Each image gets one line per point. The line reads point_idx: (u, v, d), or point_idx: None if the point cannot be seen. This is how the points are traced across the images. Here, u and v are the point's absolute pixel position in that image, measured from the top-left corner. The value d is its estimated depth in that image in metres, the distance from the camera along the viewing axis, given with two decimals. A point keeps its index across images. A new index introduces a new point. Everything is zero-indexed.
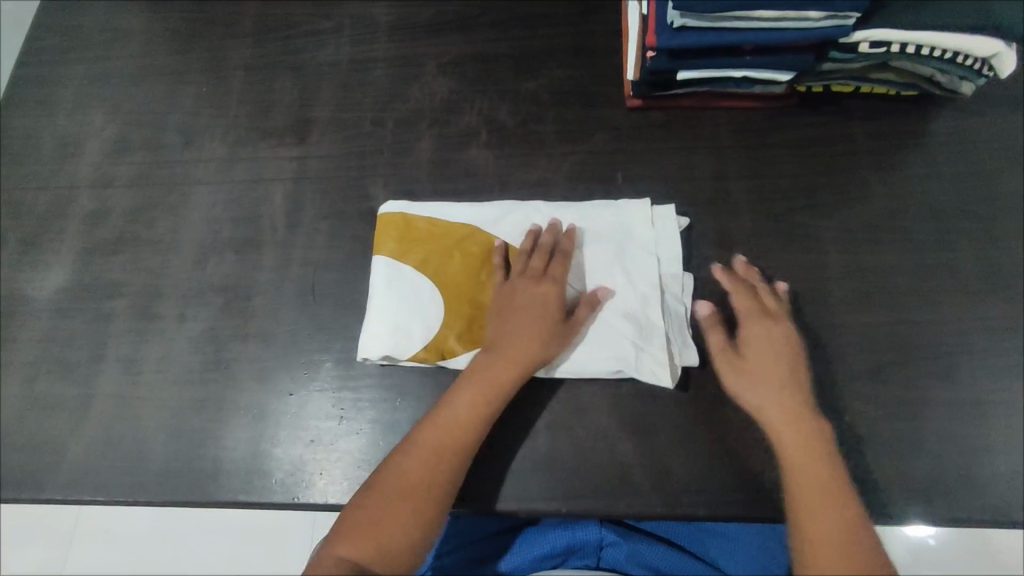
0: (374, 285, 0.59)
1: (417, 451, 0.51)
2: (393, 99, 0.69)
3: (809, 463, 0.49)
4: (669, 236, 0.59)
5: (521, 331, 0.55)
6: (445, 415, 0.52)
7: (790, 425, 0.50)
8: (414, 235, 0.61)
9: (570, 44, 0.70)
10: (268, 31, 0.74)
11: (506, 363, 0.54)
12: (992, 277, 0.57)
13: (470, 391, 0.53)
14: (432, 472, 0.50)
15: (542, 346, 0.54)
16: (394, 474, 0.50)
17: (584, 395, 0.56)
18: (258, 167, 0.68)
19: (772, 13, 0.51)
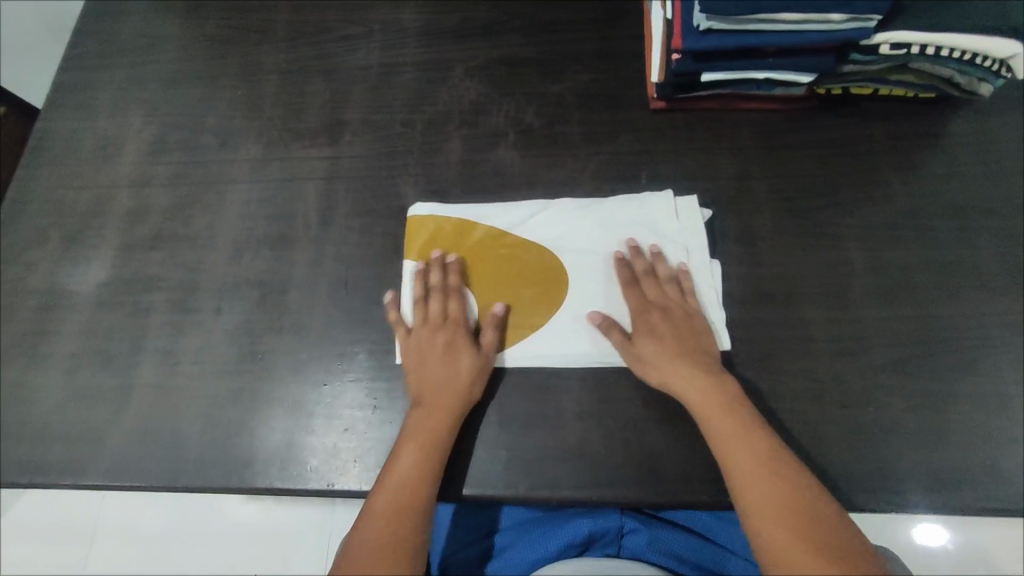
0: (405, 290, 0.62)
1: (374, 521, 0.52)
2: (422, 101, 0.71)
3: (737, 449, 0.51)
4: (694, 227, 0.61)
5: (446, 379, 0.57)
6: (393, 476, 0.53)
7: (713, 412, 0.52)
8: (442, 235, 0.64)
9: (595, 49, 0.72)
10: (301, 37, 0.77)
11: (437, 414, 0.55)
12: (1013, 273, 0.58)
13: (411, 449, 0.54)
14: (397, 537, 0.52)
15: (468, 375, 0.57)
16: (362, 547, 0.52)
17: (611, 386, 0.57)
18: (291, 166, 0.70)
19: (794, 16, 0.53)
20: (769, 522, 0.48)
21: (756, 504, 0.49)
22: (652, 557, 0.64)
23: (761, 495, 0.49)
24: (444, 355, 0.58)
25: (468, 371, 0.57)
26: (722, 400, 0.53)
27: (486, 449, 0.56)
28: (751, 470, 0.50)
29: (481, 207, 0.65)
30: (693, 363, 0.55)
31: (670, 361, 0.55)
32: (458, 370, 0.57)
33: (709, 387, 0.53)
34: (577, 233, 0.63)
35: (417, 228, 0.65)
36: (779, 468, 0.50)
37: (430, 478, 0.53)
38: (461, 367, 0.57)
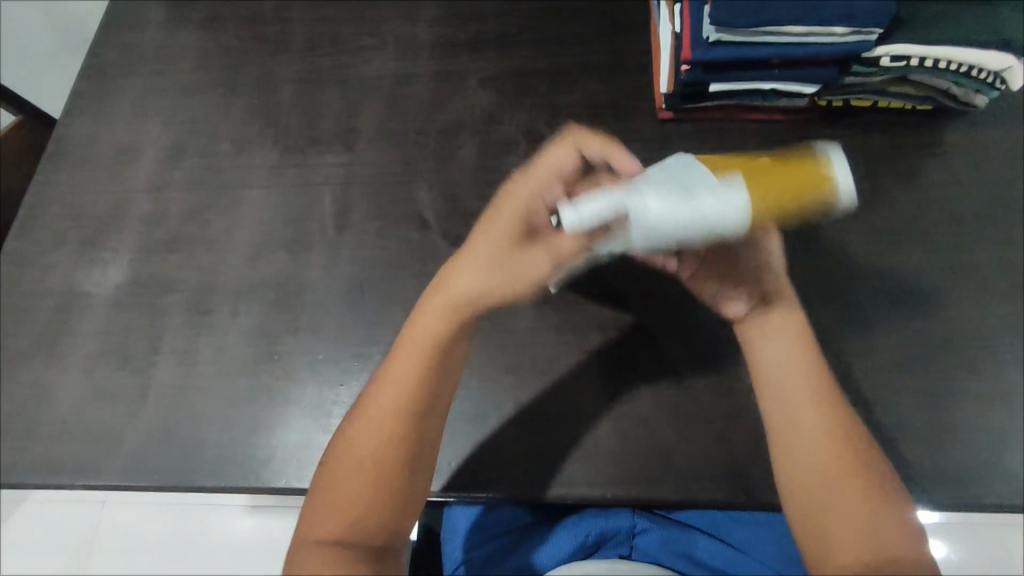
0: (690, 201, 0.41)
1: (366, 427, 0.51)
2: (435, 111, 0.73)
3: (806, 415, 0.52)
4: None
5: (473, 254, 0.53)
6: (387, 382, 0.52)
7: (791, 372, 0.53)
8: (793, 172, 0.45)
9: (603, 62, 0.74)
10: (316, 48, 0.79)
11: (440, 302, 0.52)
12: (1010, 275, 0.60)
13: (408, 353, 0.52)
14: (382, 443, 0.50)
15: (463, 287, 0.52)
16: (349, 449, 0.50)
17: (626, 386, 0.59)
18: (307, 172, 0.72)
19: (799, 28, 0.55)
20: (832, 519, 0.49)
21: (804, 473, 0.50)
22: (664, 555, 0.66)
23: (821, 489, 0.50)
24: (476, 242, 0.53)
25: (471, 274, 0.52)
26: (815, 395, 0.52)
27: (503, 448, 0.57)
28: (823, 462, 0.50)
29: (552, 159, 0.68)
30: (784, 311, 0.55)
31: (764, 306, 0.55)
32: (482, 242, 0.52)
33: (795, 345, 0.54)
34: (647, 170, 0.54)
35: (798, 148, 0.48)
36: (845, 447, 0.51)
37: (426, 370, 0.52)
38: (447, 287, 0.53)
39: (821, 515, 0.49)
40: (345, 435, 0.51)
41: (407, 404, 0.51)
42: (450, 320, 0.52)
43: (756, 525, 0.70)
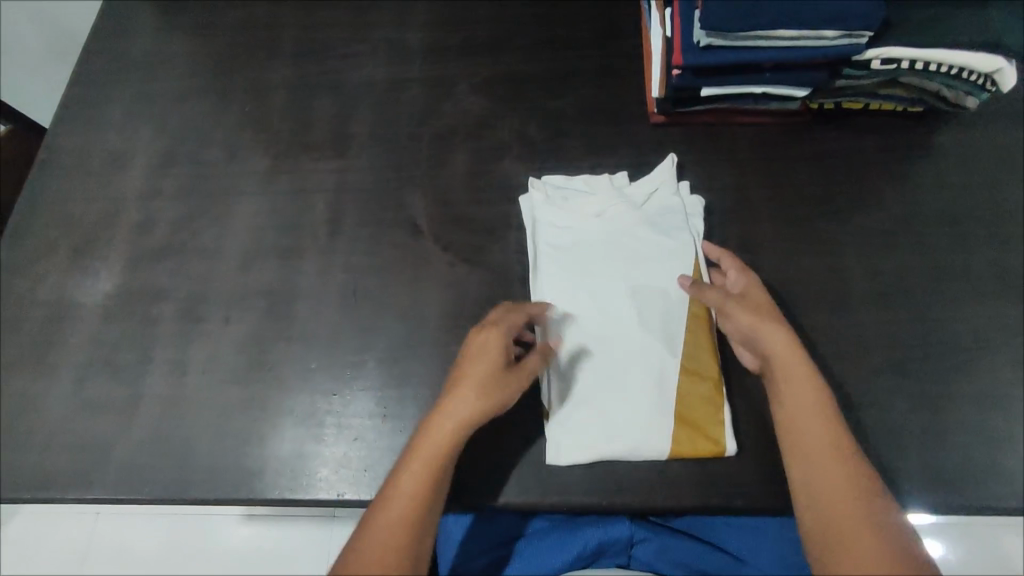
0: (598, 445, 0.55)
1: (382, 523, 0.49)
2: (427, 116, 0.73)
3: (821, 448, 0.49)
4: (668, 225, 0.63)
5: (466, 377, 0.52)
6: (398, 489, 0.50)
7: (799, 396, 0.51)
8: (704, 443, 0.55)
9: (595, 66, 0.74)
10: (307, 54, 0.79)
11: (445, 423, 0.51)
12: (1006, 277, 0.60)
13: (419, 465, 0.50)
14: (396, 546, 0.48)
15: (469, 414, 0.51)
16: (372, 540, 0.48)
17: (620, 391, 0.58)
18: (299, 179, 0.72)
19: (789, 32, 0.55)
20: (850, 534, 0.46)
21: (820, 509, 0.48)
22: (661, 564, 0.66)
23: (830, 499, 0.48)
24: (475, 382, 0.52)
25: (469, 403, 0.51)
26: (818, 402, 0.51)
27: (498, 456, 0.57)
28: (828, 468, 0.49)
29: (568, 171, 0.69)
30: (777, 339, 0.52)
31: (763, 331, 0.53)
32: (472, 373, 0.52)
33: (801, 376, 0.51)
34: (647, 278, 0.61)
35: (725, 410, 0.57)
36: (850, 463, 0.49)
37: (436, 478, 0.50)
38: (448, 411, 0.51)
39: (832, 523, 0.47)
40: (366, 531, 0.49)
41: (418, 512, 0.49)
42: (453, 444, 0.51)
43: (753, 533, 0.69)
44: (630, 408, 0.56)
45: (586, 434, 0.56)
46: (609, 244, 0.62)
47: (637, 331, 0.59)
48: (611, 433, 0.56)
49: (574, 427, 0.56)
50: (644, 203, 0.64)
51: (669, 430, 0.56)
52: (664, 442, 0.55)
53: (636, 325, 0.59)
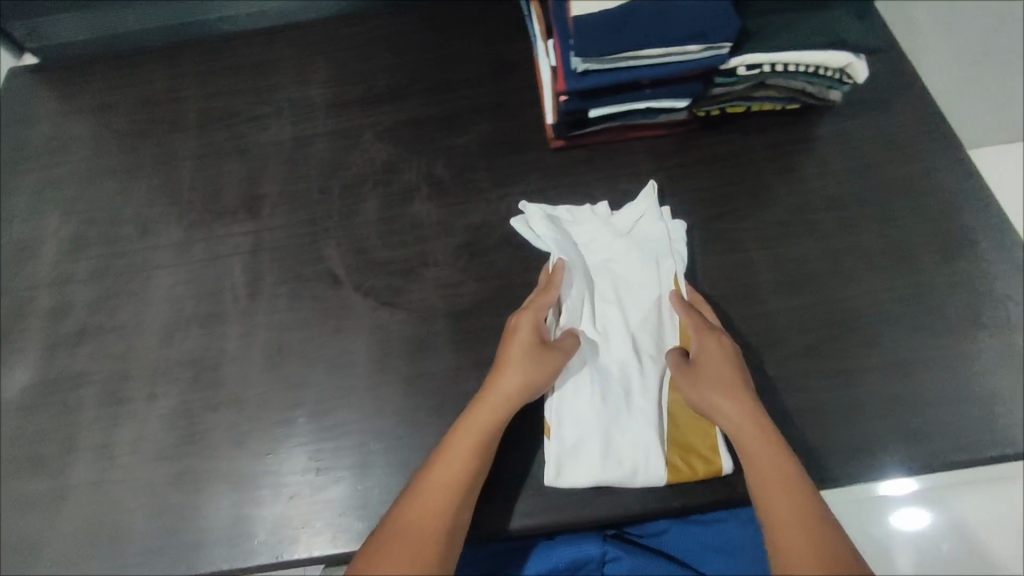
0: (599, 475, 0.57)
1: (425, 489, 0.52)
2: (336, 168, 0.75)
3: (773, 480, 0.50)
4: (655, 253, 0.63)
5: (514, 361, 0.57)
6: (445, 459, 0.53)
7: (744, 428, 0.53)
8: (697, 463, 0.58)
9: (492, 101, 0.78)
10: (213, 123, 0.81)
11: (499, 400, 0.56)
12: (893, 252, 0.64)
13: (468, 437, 0.54)
14: (436, 508, 0.51)
15: (515, 391, 0.56)
16: (409, 507, 0.51)
17: (620, 422, 0.59)
18: (214, 245, 0.72)
19: (657, 50, 0.57)
20: (794, 553, 0.46)
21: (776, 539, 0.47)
22: None
23: (783, 523, 0.48)
24: (524, 364, 0.56)
25: (519, 379, 0.56)
26: (763, 429, 0.52)
27: None
28: (778, 492, 0.49)
29: (480, 204, 0.71)
30: (724, 403, 0.54)
31: (713, 395, 0.55)
32: (512, 359, 0.57)
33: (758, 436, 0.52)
34: (636, 310, 0.62)
35: (717, 435, 0.59)
36: (800, 484, 0.49)
37: (482, 454, 0.54)
38: (499, 391, 0.56)
39: (781, 543, 0.47)
40: (405, 499, 0.52)
41: (463, 481, 0.53)
42: (498, 422, 0.55)
43: (729, 556, 0.68)
44: (631, 431, 0.58)
45: (588, 457, 0.57)
46: (598, 274, 0.64)
47: (633, 360, 0.60)
48: (611, 456, 0.57)
49: (577, 450, 0.58)
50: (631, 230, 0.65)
51: (663, 454, 0.58)
52: (659, 464, 0.57)
53: (631, 352, 0.61)
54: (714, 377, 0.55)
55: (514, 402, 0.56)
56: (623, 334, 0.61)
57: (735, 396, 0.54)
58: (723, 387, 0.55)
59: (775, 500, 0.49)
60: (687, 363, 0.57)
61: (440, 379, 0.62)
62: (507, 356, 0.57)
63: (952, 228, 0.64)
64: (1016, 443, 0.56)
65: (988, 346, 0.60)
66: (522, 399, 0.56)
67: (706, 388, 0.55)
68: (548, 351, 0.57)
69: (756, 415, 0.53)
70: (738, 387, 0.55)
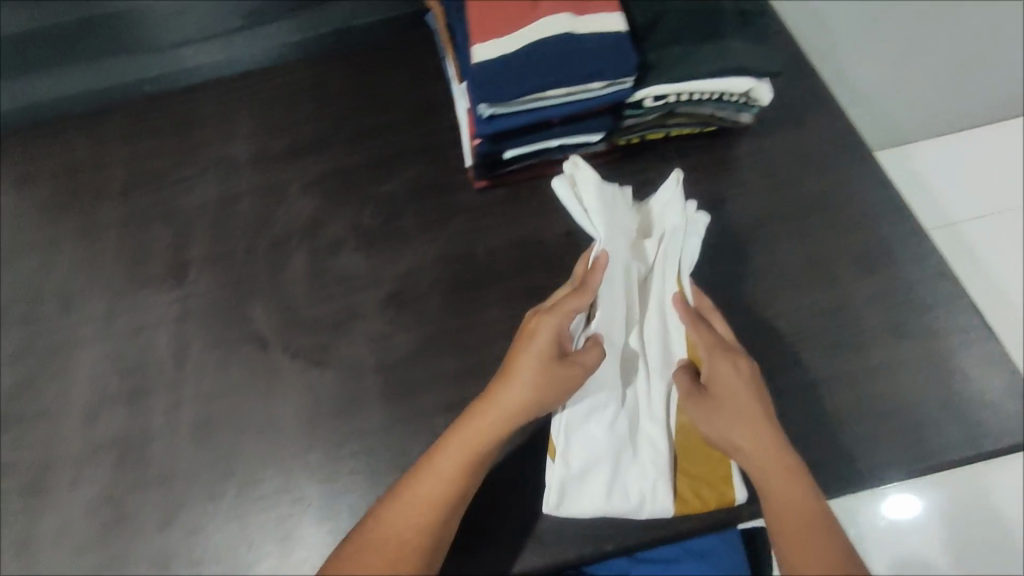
0: (605, 508, 0.56)
1: (410, 499, 0.52)
2: (262, 226, 0.74)
3: (801, 532, 0.50)
4: (667, 256, 0.59)
5: (526, 375, 0.53)
6: (435, 467, 0.53)
7: (773, 473, 0.52)
8: (707, 493, 0.57)
9: (418, 145, 0.77)
10: (135, 188, 0.79)
11: (501, 412, 0.54)
12: (815, 267, 0.64)
13: (460, 447, 0.54)
14: (417, 521, 0.52)
15: (520, 406, 0.53)
16: (392, 515, 0.52)
17: (630, 448, 0.57)
18: (138, 317, 0.70)
19: (561, 90, 0.58)
20: None
21: None
22: None
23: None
24: (535, 379, 0.53)
25: (526, 395, 0.53)
26: (792, 472, 0.52)
27: None
28: (806, 547, 0.50)
29: (407, 251, 0.70)
30: (748, 441, 0.53)
31: (735, 434, 0.53)
32: (524, 371, 0.53)
33: (783, 473, 0.52)
34: (645, 322, 0.59)
35: (732, 467, 0.58)
36: (829, 537, 0.50)
37: (473, 468, 0.53)
38: (502, 402, 0.54)
39: None
40: (389, 506, 0.52)
41: (451, 495, 0.53)
42: (497, 435, 0.54)
43: None
44: (639, 456, 0.58)
45: (593, 486, 0.56)
46: None
47: (638, 378, 0.58)
48: (618, 489, 0.56)
49: (584, 478, 0.56)
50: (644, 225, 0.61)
51: (671, 484, 0.57)
52: (667, 494, 0.56)
53: (640, 368, 0.58)
54: (729, 413, 0.54)
55: (517, 417, 0.54)
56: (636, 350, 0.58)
57: (758, 433, 0.53)
58: (747, 422, 0.53)
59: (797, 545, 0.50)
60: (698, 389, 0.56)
61: (372, 437, 0.61)
62: (523, 364, 0.54)
63: (867, 237, 0.65)
64: (942, 452, 0.56)
65: (911, 353, 0.60)
66: (526, 414, 0.54)
67: (726, 425, 0.54)
68: (566, 365, 0.53)
69: (784, 456, 0.52)
70: (759, 420, 0.53)
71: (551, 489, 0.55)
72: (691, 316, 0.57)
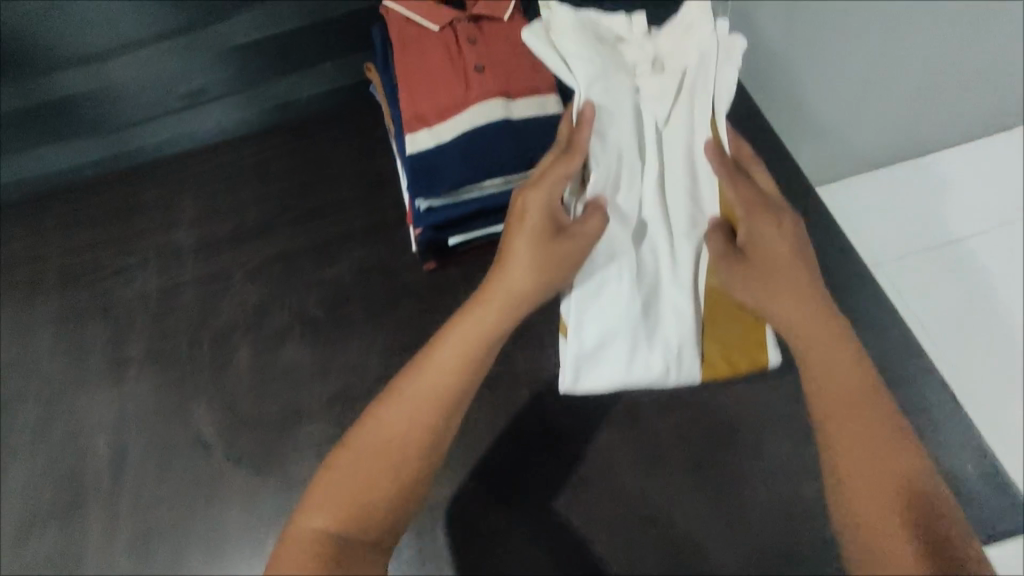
0: (623, 379, 0.57)
1: (405, 405, 0.48)
2: (205, 317, 0.71)
3: (842, 400, 0.48)
4: (693, 91, 0.55)
5: (525, 255, 0.51)
6: (430, 368, 0.50)
7: (815, 340, 0.50)
8: (737, 358, 0.58)
9: (366, 223, 0.75)
10: (75, 279, 0.76)
11: (499, 301, 0.51)
12: None
13: (459, 346, 0.50)
14: (415, 427, 0.48)
15: (520, 290, 0.51)
16: (385, 424, 0.48)
17: (647, 321, 0.56)
18: (73, 424, 0.67)
19: (497, 178, 0.58)
20: (862, 485, 0.44)
21: (861, 470, 0.45)
22: None
23: (856, 448, 0.45)
24: (533, 257, 0.51)
25: (526, 277, 0.51)
26: (832, 337, 0.50)
27: None
28: (851, 419, 0.47)
29: (355, 341, 0.67)
30: (787, 308, 0.51)
31: (774, 303, 0.51)
32: (521, 250, 0.50)
33: (823, 338, 0.50)
34: (670, 168, 0.56)
35: (766, 330, 0.58)
36: (874, 407, 0.47)
37: (472, 364, 0.50)
38: (502, 288, 0.51)
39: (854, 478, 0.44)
40: (382, 418, 0.48)
41: (450, 395, 0.49)
42: (496, 323, 0.51)
43: None
44: (661, 326, 0.57)
45: (611, 362, 0.57)
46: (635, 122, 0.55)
47: (663, 236, 0.56)
48: (636, 363, 0.56)
49: (600, 354, 0.57)
50: (663, 64, 0.55)
51: (692, 351, 0.57)
52: (692, 361, 0.57)
53: (661, 227, 0.55)
54: (760, 274, 0.52)
55: (519, 301, 0.51)
56: (658, 210, 0.55)
57: (794, 293, 0.51)
58: (783, 284, 0.51)
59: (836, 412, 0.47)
60: (729, 248, 0.53)
61: None
62: (517, 248, 0.51)
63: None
64: None
65: None
66: (527, 294, 0.51)
67: (764, 293, 0.51)
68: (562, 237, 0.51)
69: (823, 316, 0.51)
70: (795, 279, 0.51)
71: (569, 363, 0.57)
72: (726, 168, 0.54)
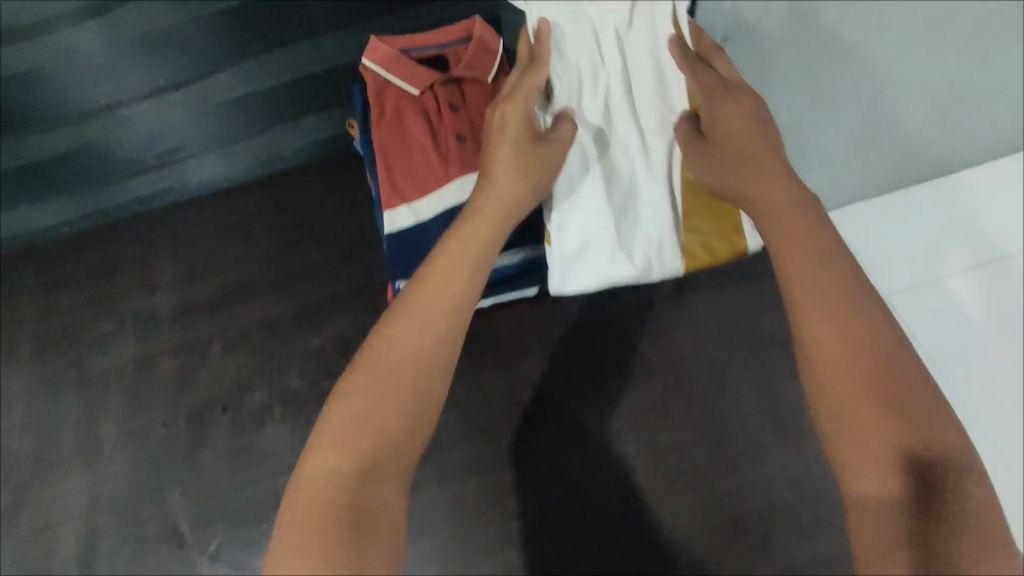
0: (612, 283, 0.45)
1: (413, 317, 0.36)
2: (183, 392, 0.69)
3: (832, 305, 0.33)
4: None
5: (507, 164, 0.41)
6: (435, 273, 0.38)
7: (791, 228, 0.36)
8: (713, 251, 0.45)
9: (350, 286, 0.72)
10: (46, 347, 0.72)
11: (500, 205, 0.41)
12: (741, 434, 0.64)
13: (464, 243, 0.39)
14: (432, 338, 0.35)
15: (512, 200, 0.41)
16: (392, 343, 0.35)
17: (634, 215, 0.45)
18: (47, 508, 0.66)
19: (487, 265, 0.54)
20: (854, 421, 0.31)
21: (844, 393, 0.32)
22: None
23: (848, 366, 0.32)
24: (514, 163, 0.41)
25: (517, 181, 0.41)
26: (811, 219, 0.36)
27: None
28: (841, 326, 0.33)
29: None
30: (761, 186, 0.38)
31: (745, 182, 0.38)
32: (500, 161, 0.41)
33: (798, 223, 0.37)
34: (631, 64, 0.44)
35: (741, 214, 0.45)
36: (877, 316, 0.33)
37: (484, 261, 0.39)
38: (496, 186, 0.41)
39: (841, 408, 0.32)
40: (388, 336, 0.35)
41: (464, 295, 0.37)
42: (504, 222, 0.41)
43: None
44: (642, 223, 0.45)
45: (596, 262, 0.45)
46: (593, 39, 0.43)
47: (635, 139, 0.44)
48: (623, 258, 0.45)
49: (583, 259, 0.45)
50: None
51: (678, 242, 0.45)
52: (676, 260, 0.45)
53: (627, 127, 0.44)
54: (734, 166, 0.39)
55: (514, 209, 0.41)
56: (628, 111, 0.44)
57: (774, 177, 0.38)
58: (755, 165, 0.38)
59: (820, 316, 0.33)
60: (698, 139, 0.42)
61: None
62: (500, 160, 0.41)
63: (795, 403, 0.64)
64: None
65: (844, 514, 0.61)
66: (517, 202, 0.41)
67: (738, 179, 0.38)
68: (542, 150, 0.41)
69: (800, 197, 0.37)
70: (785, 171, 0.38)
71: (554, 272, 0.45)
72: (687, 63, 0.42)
